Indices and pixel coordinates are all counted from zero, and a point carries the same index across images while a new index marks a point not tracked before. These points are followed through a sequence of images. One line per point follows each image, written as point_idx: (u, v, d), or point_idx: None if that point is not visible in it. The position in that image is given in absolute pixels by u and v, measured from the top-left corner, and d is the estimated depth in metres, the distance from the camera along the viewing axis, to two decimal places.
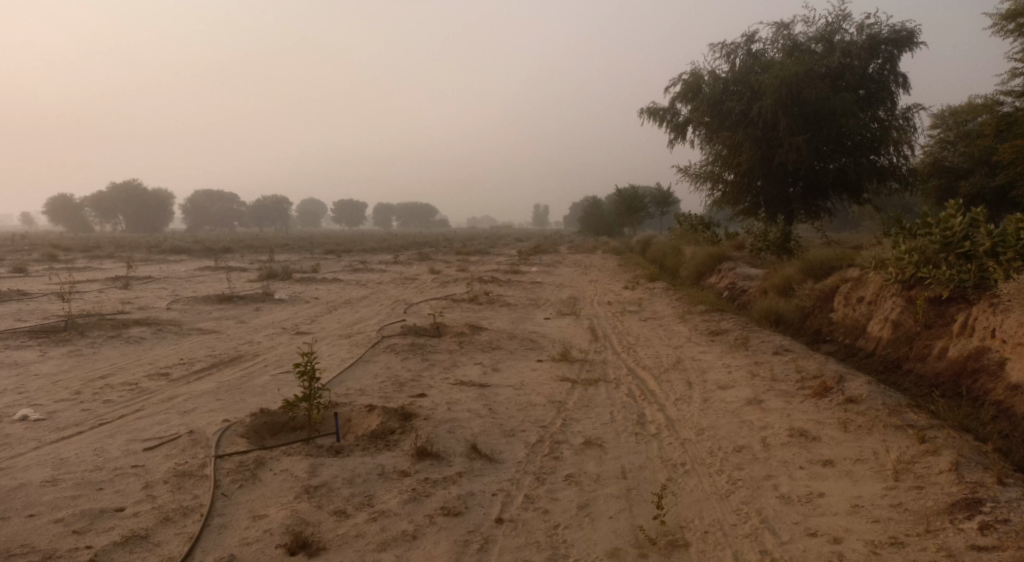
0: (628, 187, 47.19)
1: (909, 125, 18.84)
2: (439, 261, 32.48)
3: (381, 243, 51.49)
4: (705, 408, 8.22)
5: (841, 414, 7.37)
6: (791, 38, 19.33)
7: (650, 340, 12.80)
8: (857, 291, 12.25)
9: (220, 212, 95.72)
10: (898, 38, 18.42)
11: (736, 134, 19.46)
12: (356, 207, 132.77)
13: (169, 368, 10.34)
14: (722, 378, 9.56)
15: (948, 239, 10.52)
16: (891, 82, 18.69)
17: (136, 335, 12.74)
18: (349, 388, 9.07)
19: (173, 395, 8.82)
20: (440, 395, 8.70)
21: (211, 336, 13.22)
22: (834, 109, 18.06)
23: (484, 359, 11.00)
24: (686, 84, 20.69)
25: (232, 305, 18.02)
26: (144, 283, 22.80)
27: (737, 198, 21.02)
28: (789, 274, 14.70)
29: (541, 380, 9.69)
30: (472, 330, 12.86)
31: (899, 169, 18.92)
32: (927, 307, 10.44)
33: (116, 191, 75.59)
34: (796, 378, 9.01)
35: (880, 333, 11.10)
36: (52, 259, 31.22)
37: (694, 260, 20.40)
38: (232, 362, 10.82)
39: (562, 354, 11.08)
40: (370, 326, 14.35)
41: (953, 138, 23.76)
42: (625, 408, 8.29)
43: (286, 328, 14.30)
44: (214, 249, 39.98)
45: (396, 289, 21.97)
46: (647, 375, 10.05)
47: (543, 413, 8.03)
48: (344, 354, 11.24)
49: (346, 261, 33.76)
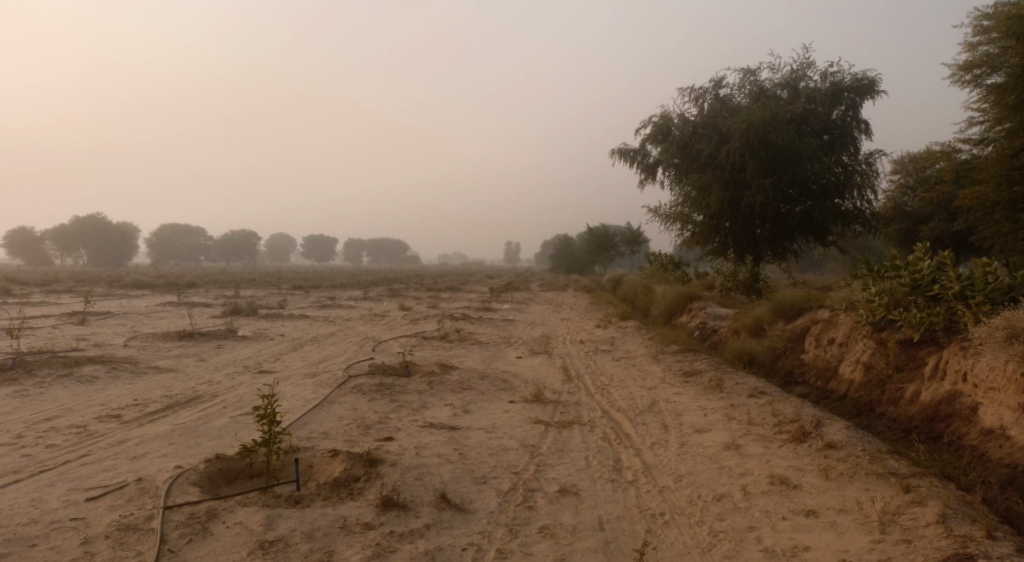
0: (598, 225, 47.34)
1: (871, 170, 19.13)
2: (409, 297, 32.08)
3: (351, 279, 50.94)
4: (682, 453, 7.97)
5: (822, 460, 7.17)
6: (758, 84, 19.61)
7: (623, 380, 12.56)
8: (828, 333, 12.17)
9: (187, 246, 94.28)
10: (860, 86, 18.79)
11: (705, 176, 19.58)
12: (326, 242, 131.78)
13: (122, 409, 9.83)
14: (698, 421, 9.33)
15: (917, 282, 10.51)
16: (854, 128, 19.02)
17: (89, 374, 12.19)
18: (312, 431, 8.66)
19: (124, 439, 8.33)
20: (407, 439, 8.34)
21: (168, 375, 12.69)
22: (800, 153, 18.28)
23: (454, 400, 10.65)
24: (656, 126, 20.85)
25: (194, 342, 17.44)
26: (102, 318, 22.09)
27: (706, 238, 21.09)
28: (759, 314, 14.64)
29: (513, 422, 9.37)
30: (441, 369, 12.51)
31: (863, 213, 19.16)
32: (898, 349, 10.37)
33: (79, 224, 74.09)
34: (773, 422, 8.82)
35: (852, 375, 11.00)
36: (8, 293, 30.26)
37: (665, 300, 20.32)
38: (189, 403, 10.33)
39: (534, 396, 10.78)
40: (336, 364, 13.92)
41: (913, 184, 24.15)
42: (600, 453, 8.01)
43: (248, 367, 13.81)
44: (178, 284, 39.14)
45: (364, 326, 21.53)
46: (622, 417, 9.78)
47: (515, 458, 7.71)
48: (308, 394, 10.82)
49: (313, 297, 33.21)
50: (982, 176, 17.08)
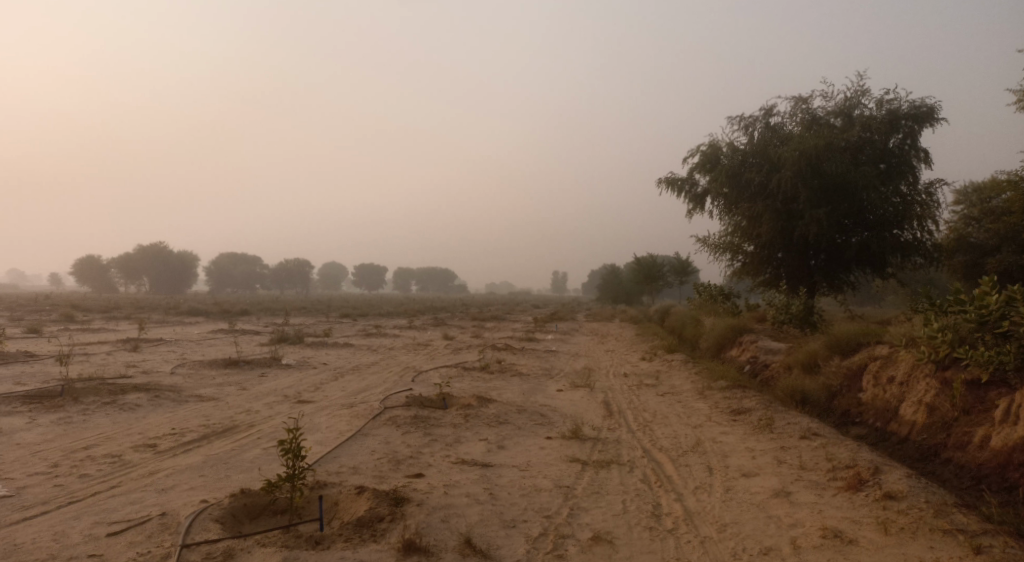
0: (647, 255, 46.79)
1: (932, 200, 18.33)
2: (454, 326, 31.96)
3: (399, 307, 51.25)
4: (727, 499, 7.50)
5: (880, 512, 6.63)
6: (810, 112, 19.05)
7: (667, 417, 12.07)
8: (887, 371, 11.48)
9: (242, 274, 96.42)
10: (919, 113, 18.10)
11: (756, 206, 19.08)
12: (377, 270, 133.66)
13: (157, 439, 9.78)
14: (745, 464, 8.83)
15: (984, 318, 9.87)
16: (913, 156, 18.29)
17: (131, 401, 12.25)
18: (342, 466, 8.44)
19: (155, 470, 8.24)
20: (438, 476, 8.06)
21: (209, 404, 12.67)
22: (855, 182, 17.65)
23: (490, 435, 10.34)
24: (705, 155, 20.50)
25: (237, 370, 17.51)
26: (153, 346, 22.43)
27: (758, 269, 20.46)
28: (814, 349, 13.98)
29: (550, 460, 9.00)
30: (479, 402, 12.21)
31: (923, 245, 18.34)
32: (964, 390, 9.70)
33: (141, 252, 76.40)
34: (826, 467, 8.27)
35: (913, 417, 10.31)
36: (69, 319, 31.14)
37: (713, 332, 19.72)
38: (225, 433, 10.24)
39: (572, 432, 10.39)
40: (374, 395, 13.74)
41: (977, 215, 23.11)
42: (638, 496, 7.59)
43: (287, 396, 13.73)
44: (231, 311, 39.80)
45: (407, 355, 21.40)
46: (664, 457, 9.32)
47: (548, 500, 7.36)
48: (342, 426, 10.64)
49: (360, 325, 33.32)
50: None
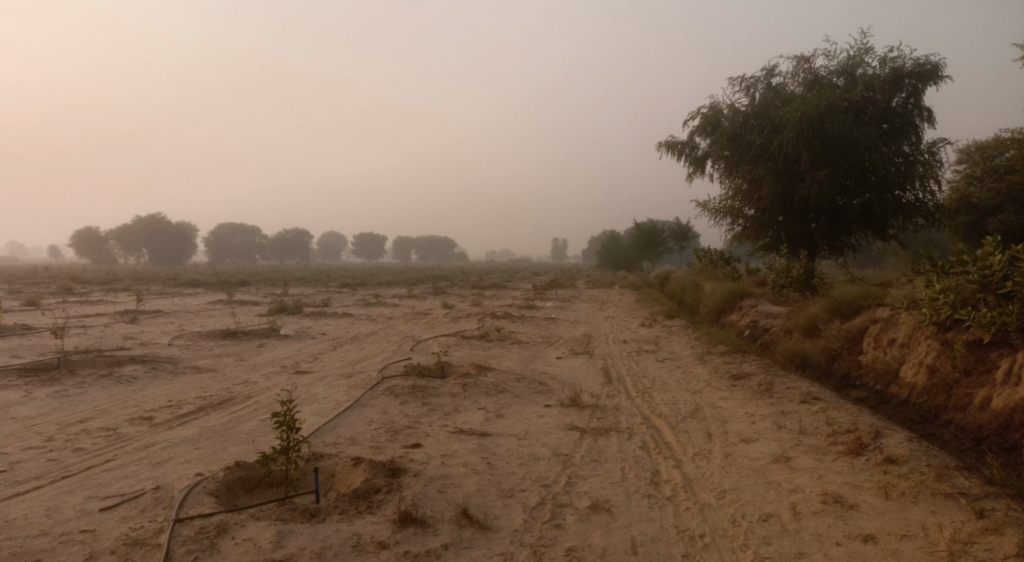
0: (647, 221, 46.54)
1: (935, 161, 18.10)
2: (454, 295, 31.87)
3: (399, 276, 51.10)
4: (726, 465, 7.44)
5: (880, 477, 6.57)
6: (812, 72, 18.70)
7: (667, 383, 12.01)
8: (888, 333, 11.39)
9: (242, 244, 96.18)
10: (922, 72, 17.77)
11: (757, 169, 18.84)
12: (376, 239, 133.46)
13: (153, 412, 9.71)
14: (745, 429, 8.77)
15: (987, 278, 9.75)
16: (915, 116, 18.00)
17: (127, 374, 12.17)
18: (339, 437, 8.38)
19: (150, 443, 8.18)
20: (436, 446, 8.01)
21: (206, 375, 12.61)
22: (857, 143, 17.40)
23: (488, 403, 10.28)
24: (705, 118, 20.19)
25: (235, 341, 17.43)
26: (151, 317, 22.36)
27: (758, 233, 20.29)
28: (814, 312, 13.87)
29: (548, 428, 8.94)
30: (477, 371, 12.13)
31: (925, 206, 18.14)
32: (966, 351, 9.61)
33: (139, 223, 76.10)
34: (826, 432, 8.20)
35: (914, 380, 10.24)
36: (68, 292, 31.05)
37: (713, 297, 19.61)
38: (221, 405, 10.16)
39: (571, 400, 10.33)
40: (372, 365, 13.66)
41: (980, 175, 22.84)
42: (637, 464, 7.53)
43: (285, 367, 13.65)
44: (230, 282, 39.73)
45: (406, 324, 21.33)
46: (664, 424, 9.26)
47: (546, 469, 7.29)
48: (340, 397, 10.57)
49: (360, 294, 33.20)
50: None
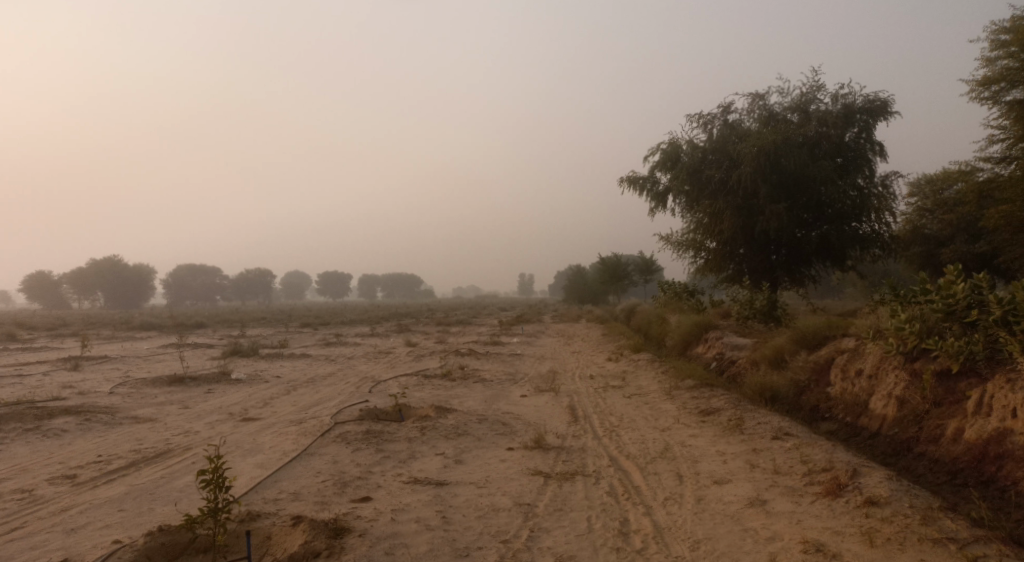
0: (611, 255, 46.39)
1: (888, 192, 18.20)
2: (417, 332, 31.16)
3: (362, 315, 50.02)
4: (699, 511, 6.93)
5: (863, 520, 6.13)
6: (767, 108, 18.73)
7: (634, 421, 11.52)
8: (855, 364, 11.08)
9: (201, 285, 94.00)
10: (873, 107, 17.92)
11: (716, 202, 18.71)
12: (340, 278, 131.80)
13: (79, 469, 8.91)
14: (717, 470, 8.30)
15: (952, 308, 9.52)
16: (868, 150, 18.11)
17: (57, 427, 11.27)
18: (281, 492, 7.71)
19: (69, 505, 7.43)
20: (387, 499, 7.39)
21: (145, 425, 11.76)
22: (813, 177, 17.38)
23: (447, 448, 9.66)
24: (665, 153, 20.05)
25: (182, 387, 16.52)
26: (96, 364, 21.24)
27: (720, 265, 20.11)
28: (780, 343, 13.55)
29: (509, 474, 8.36)
30: (436, 413, 11.50)
31: (882, 237, 18.20)
32: (934, 381, 9.30)
33: (93, 266, 73.96)
34: (803, 470, 7.75)
35: (884, 411, 9.90)
36: (11, 338, 29.61)
37: (679, 330, 19.28)
38: (156, 459, 9.39)
39: (535, 442, 9.77)
40: (325, 409, 12.94)
41: (931, 206, 23.12)
42: (604, 512, 6.99)
43: (232, 414, 12.84)
44: (185, 324, 38.48)
45: (366, 364, 20.57)
46: (632, 466, 8.74)
47: (506, 521, 6.72)
48: (287, 446, 9.86)
49: (321, 334, 32.25)
50: (1006, 195, 16.17)
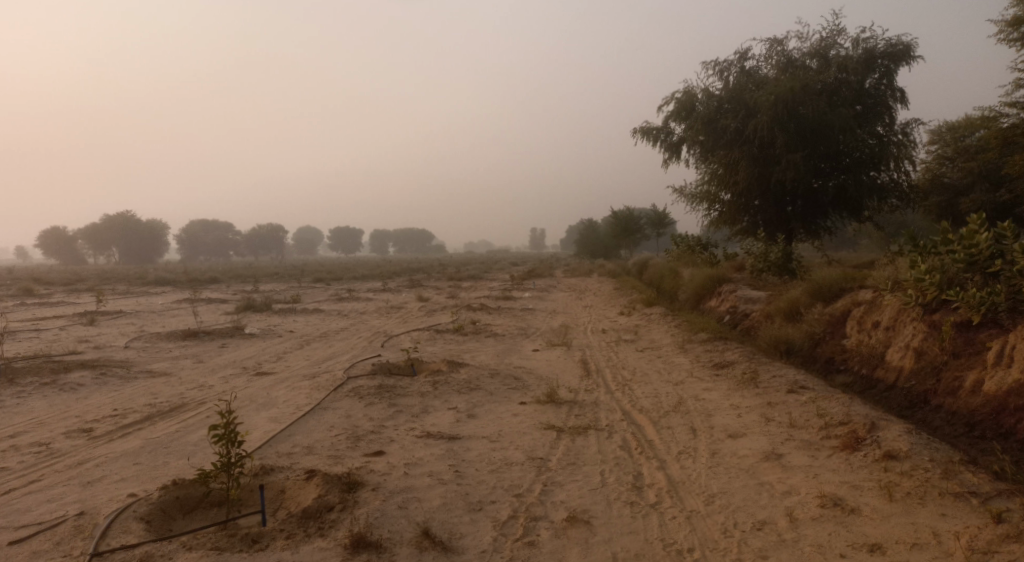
0: (624, 209, 46.05)
1: (908, 140, 17.76)
2: (429, 287, 31.15)
3: (374, 270, 50.08)
4: (713, 465, 6.87)
5: (881, 474, 6.05)
6: (785, 54, 18.21)
7: (647, 375, 11.45)
8: (872, 316, 10.92)
9: (213, 240, 94.28)
10: (895, 52, 17.35)
11: (732, 153, 18.34)
12: (351, 233, 131.95)
13: (94, 423, 8.96)
14: (731, 423, 8.24)
15: (974, 258, 9.29)
16: (889, 97, 17.62)
17: (73, 382, 11.33)
18: (295, 446, 7.72)
19: (84, 459, 7.47)
20: (400, 452, 7.39)
21: (160, 380, 11.81)
22: (832, 125, 16.96)
23: (459, 403, 9.64)
24: (680, 103, 19.60)
25: (196, 342, 16.60)
26: (111, 319, 21.34)
27: (735, 217, 19.84)
28: (795, 296, 13.38)
29: (522, 429, 8.33)
30: (449, 367, 11.48)
31: (900, 186, 17.87)
32: (953, 333, 9.15)
33: (107, 222, 74.21)
34: (819, 424, 7.66)
35: (900, 363, 9.77)
36: (28, 293, 29.84)
37: (692, 283, 19.12)
38: (170, 413, 9.42)
39: (547, 396, 9.73)
40: (338, 364, 12.96)
41: (951, 155, 22.64)
42: (618, 466, 6.94)
43: (246, 369, 12.88)
44: (198, 279, 38.63)
45: (378, 319, 20.56)
46: (645, 420, 8.69)
47: (519, 476, 6.70)
48: (301, 400, 9.87)
49: (333, 289, 32.29)
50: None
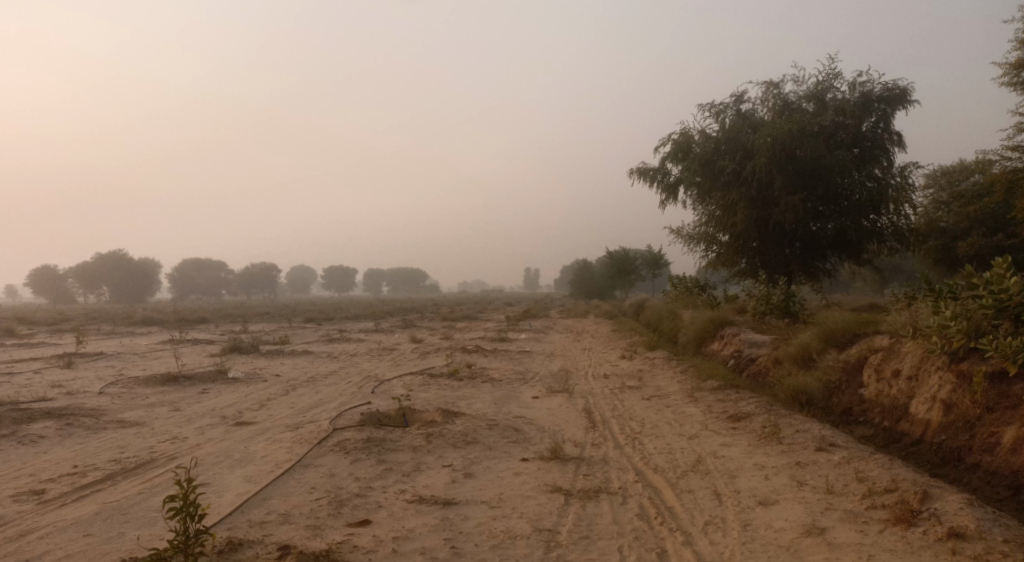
0: (619, 249, 45.54)
1: (907, 183, 17.17)
2: (422, 328, 30.19)
3: (367, 310, 49.21)
4: (747, 540, 6.03)
5: (949, 558, 5.33)
6: (782, 97, 17.72)
7: (657, 427, 10.59)
8: (891, 364, 10.09)
9: (205, 280, 93.24)
10: (892, 96, 16.88)
11: (730, 194, 17.72)
12: (345, 273, 131.31)
13: (49, 483, 8.04)
14: (759, 487, 7.38)
15: (1004, 304, 8.55)
16: (887, 140, 17.08)
17: (35, 433, 10.37)
18: (269, 512, 6.84)
19: (30, 528, 6.58)
20: (390, 521, 6.53)
21: (129, 431, 10.84)
22: (830, 168, 16.39)
23: (456, 460, 8.74)
24: (676, 144, 19.04)
25: (175, 387, 15.62)
26: (90, 361, 20.24)
27: (732, 259, 19.14)
28: (805, 341, 12.57)
29: (526, 491, 7.46)
30: (443, 418, 10.60)
31: (900, 229, 17.14)
32: (986, 384, 8.36)
33: (100, 260, 73.04)
34: (860, 490, 6.82)
35: (927, 416, 8.95)
36: (9, 333, 28.67)
37: (693, 326, 18.36)
38: (136, 470, 8.51)
39: (552, 452, 8.86)
40: (325, 412, 12.05)
41: (948, 198, 22.17)
42: (637, 541, 6.08)
43: (225, 418, 11.94)
44: (187, 319, 37.53)
45: (369, 362, 19.62)
46: (661, 481, 7.82)
47: (525, 553, 5.86)
48: (281, 456, 8.95)
49: (325, 330, 31.29)
50: None
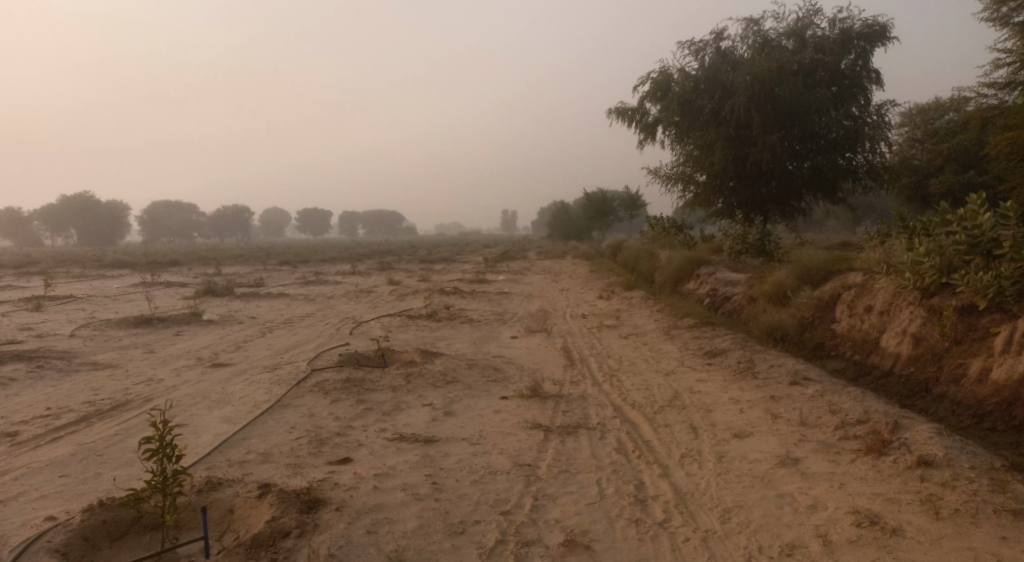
0: (597, 190, 45.41)
1: (883, 121, 17.13)
2: (399, 270, 30.04)
3: (343, 252, 48.84)
4: (723, 471, 6.14)
5: (918, 486, 5.48)
6: (761, 35, 17.43)
7: (635, 364, 10.68)
8: (864, 300, 10.21)
9: (177, 223, 91.75)
10: (871, 33, 16.66)
11: (708, 134, 17.59)
12: (320, 215, 129.91)
13: (22, 426, 7.95)
14: (735, 421, 7.50)
15: (976, 241, 8.62)
16: (864, 78, 16.94)
17: (5, 377, 10.21)
18: (248, 452, 6.83)
19: (5, 471, 6.51)
20: (370, 459, 6.55)
21: (102, 374, 10.71)
22: (808, 107, 16.28)
23: (435, 398, 8.77)
24: (655, 83, 18.76)
25: (149, 330, 15.44)
26: (60, 305, 19.90)
27: (709, 199, 19.12)
28: (780, 279, 12.67)
29: (505, 428, 7.52)
30: (423, 358, 10.60)
31: (874, 168, 17.18)
32: (955, 317, 8.48)
33: (67, 203, 71.42)
34: (834, 422, 6.96)
35: (897, 350, 9.09)
36: None
37: (670, 265, 18.43)
38: (111, 412, 8.44)
39: (531, 389, 8.91)
40: (303, 354, 12.00)
41: (922, 136, 22.19)
42: (616, 474, 6.17)
43: (201, 360, 11.85)
44: (159, 262, 36.98)
45: (346, 304, 19.51)
46: (639, 417, 7.91)
47: (506, 488, 5.92)
48: (259, 397, 8.91)
49: (301, 272, 31.01)
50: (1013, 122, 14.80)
